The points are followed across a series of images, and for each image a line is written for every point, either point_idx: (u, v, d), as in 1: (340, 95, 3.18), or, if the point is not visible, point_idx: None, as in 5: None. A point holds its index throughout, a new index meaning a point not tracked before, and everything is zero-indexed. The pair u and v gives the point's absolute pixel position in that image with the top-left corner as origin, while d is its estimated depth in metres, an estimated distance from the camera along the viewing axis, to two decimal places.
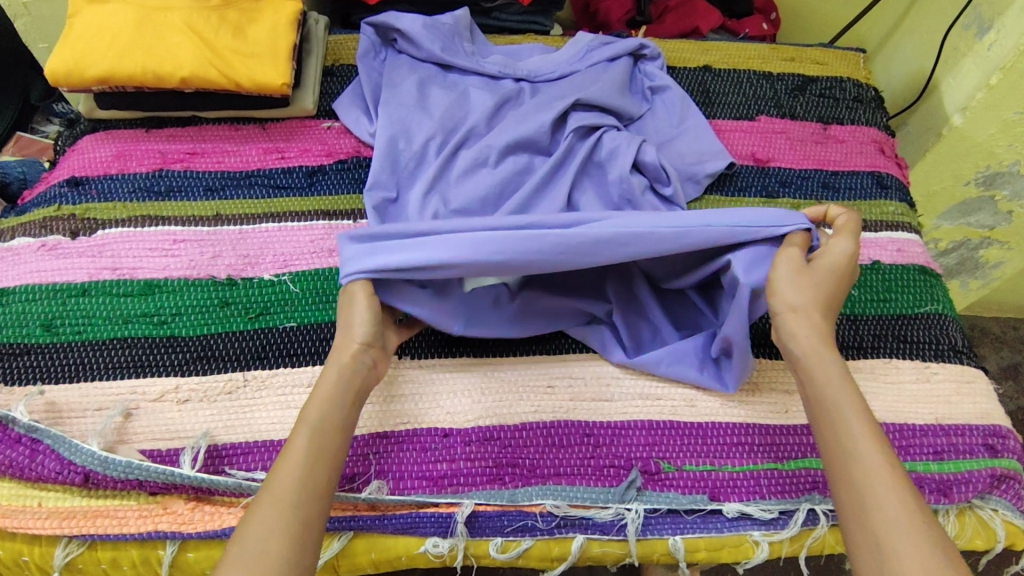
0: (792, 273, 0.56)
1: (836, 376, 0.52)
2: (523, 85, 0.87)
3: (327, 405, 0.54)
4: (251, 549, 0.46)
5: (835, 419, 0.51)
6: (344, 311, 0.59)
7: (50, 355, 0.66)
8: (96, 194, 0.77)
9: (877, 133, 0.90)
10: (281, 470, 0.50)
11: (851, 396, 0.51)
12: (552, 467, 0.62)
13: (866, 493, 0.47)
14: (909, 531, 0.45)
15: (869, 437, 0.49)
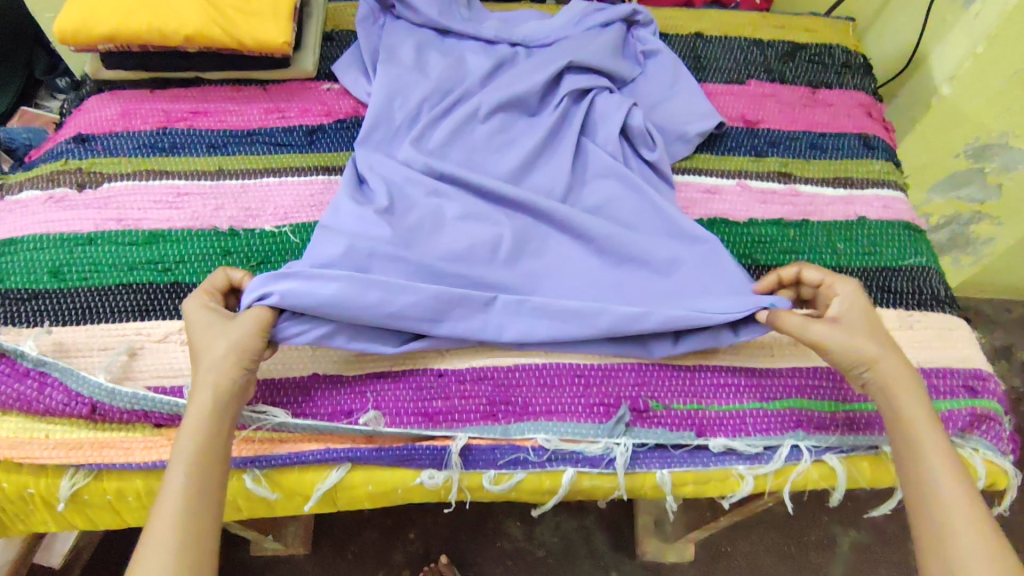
0: (829, 328, 0.60)
1: (925, 417, 0.57)
2: (519, 49, 0.89)
3: (205, 432, 0.54)
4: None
5: (923, 462, 0.55)
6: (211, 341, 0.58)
7: (56, 300, 0.68)
8: (101, 150, 0.79)
9: (865, 97, 0.92)
10: (163, 508, 0.51)
11: (934, 434, 0.56)
12: (543, 405, 0.64)
13: (948, 528, 0.52)
14: (985, 558, 0.50)
15: (956, 481, 0.53)
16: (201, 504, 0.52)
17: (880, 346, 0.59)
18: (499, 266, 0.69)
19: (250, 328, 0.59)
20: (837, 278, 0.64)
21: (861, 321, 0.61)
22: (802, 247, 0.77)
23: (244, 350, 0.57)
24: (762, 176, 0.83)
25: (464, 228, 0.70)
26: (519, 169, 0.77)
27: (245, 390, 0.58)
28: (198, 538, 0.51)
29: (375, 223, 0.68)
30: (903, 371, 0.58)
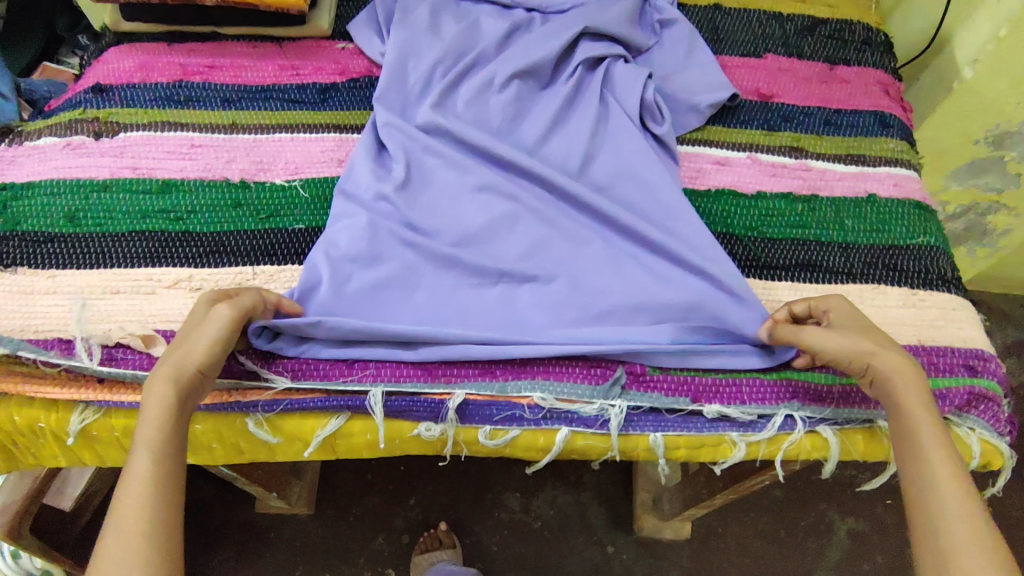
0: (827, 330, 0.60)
1: (921, 405, 0.56)
2: (534, 15, 0.89)
3: (156, 428, 0.53)
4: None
5: (915, 448, 0.54)
6: (193, 334, 0.57)
7: (72, 245, 0.70)
8: (118, 100, 0.80)
9: (883, 75, 0.91)
10: (121, 506, 0.50)
11: (928, 423, 0.55)
12: (541, 364, 0.65)
13: (938, 511, 0.51)
14: (979, 553, 0.48)
15: (948, 466, 0.52)
16: (160, 499, 0.50)
17: (878, 347, 0.58)
18: (505, 253, 0.71)
19: (210, 327, 0.57)
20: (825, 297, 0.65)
21: (853, 325, 0.61)
22: (809, 222, 0.77)
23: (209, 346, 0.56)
24: (774, 150, 0.83)
25: (478, 199, 0.73)
26: (534, 140, 0.78)
27: (200, 386, 0.56)
28: (158, 533, 0.49)
29: (392, 202, 0.72)
30: (905, 366, 0.57)
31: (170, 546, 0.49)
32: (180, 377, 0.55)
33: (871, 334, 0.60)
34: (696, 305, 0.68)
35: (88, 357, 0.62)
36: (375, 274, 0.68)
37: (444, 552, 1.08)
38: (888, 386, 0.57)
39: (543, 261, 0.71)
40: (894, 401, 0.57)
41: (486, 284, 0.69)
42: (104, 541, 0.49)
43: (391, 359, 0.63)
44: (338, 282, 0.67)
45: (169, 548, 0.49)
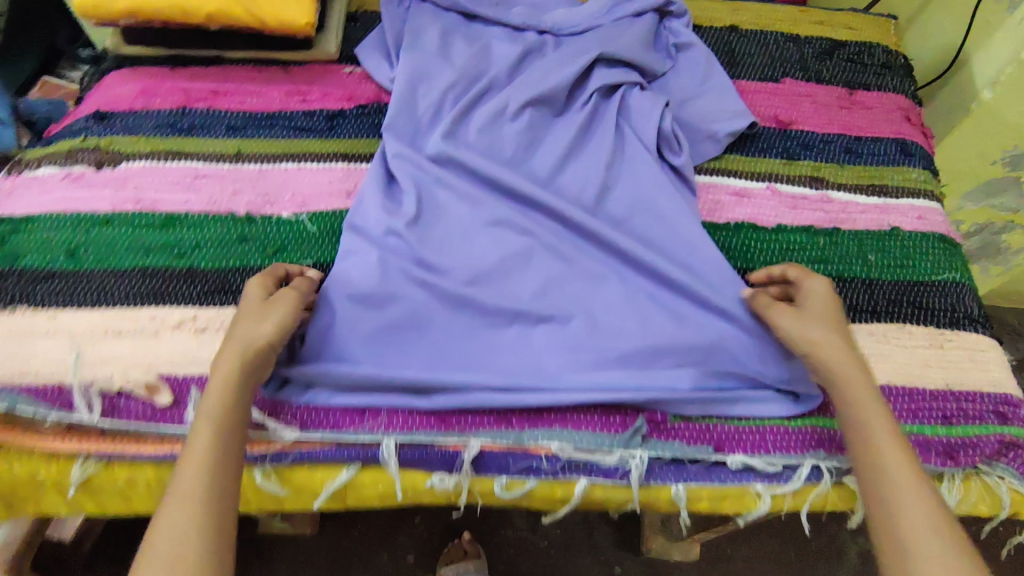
0: (793, 319, 0.63)
1: (869, 395, 0.58)
2: (546, 38, 0.86)
3: (226, 395, 0.55)
4: (165, 549, 0.48)
5: (865, 436, 0.56)
6: (257, 313, 0.60)
7: (73, 282, 0.68)
8: (120, 129, 0.77)
9: (904, 100, 0.88)
10: (186, 465, 0.52)
11: (877, 412, 0.57)
12: (559, 411, 0.63)
13: (892, 498, 0.52)
14: (933, 537, 0.50)
15: (899, 453, 0.54)
16: (218, 473, 0.52)
17: (828, 336, 0.61)
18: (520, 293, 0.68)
19: (280, 308, 0.61)
20: (807, 275, 0.67)
21: (819, 308, 0.64)
22: (831, 257, 0.75)
23: (276, 326, 0.59)
24: (793, 180, 0.80)
25: (492, 234, 0.71)
26: (548, 172, 0.76)
27: (265, 363, 0.59)
28: (218, 498, 0.51)
29: (403, 238, 0.70)
30: (848, 357, 0.60)
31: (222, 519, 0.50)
32: (249, 351, 0.58)
33: (832, 321, 0.62)
34: (716, 349, 0.66)
35: (89, 410, 0.60)
36: (384, 315, 0.66)
37: (470, 563, 1.06)
38: (834, 377, 0.59)
39: (559, 299, 0.68)
40: (845, 394, 0.58)
41: (500, 326, 0.67)
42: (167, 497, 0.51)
43: (402, 406, 0.62)
44: (347, 325, 0.65)
45: (226, 514, 0.51)
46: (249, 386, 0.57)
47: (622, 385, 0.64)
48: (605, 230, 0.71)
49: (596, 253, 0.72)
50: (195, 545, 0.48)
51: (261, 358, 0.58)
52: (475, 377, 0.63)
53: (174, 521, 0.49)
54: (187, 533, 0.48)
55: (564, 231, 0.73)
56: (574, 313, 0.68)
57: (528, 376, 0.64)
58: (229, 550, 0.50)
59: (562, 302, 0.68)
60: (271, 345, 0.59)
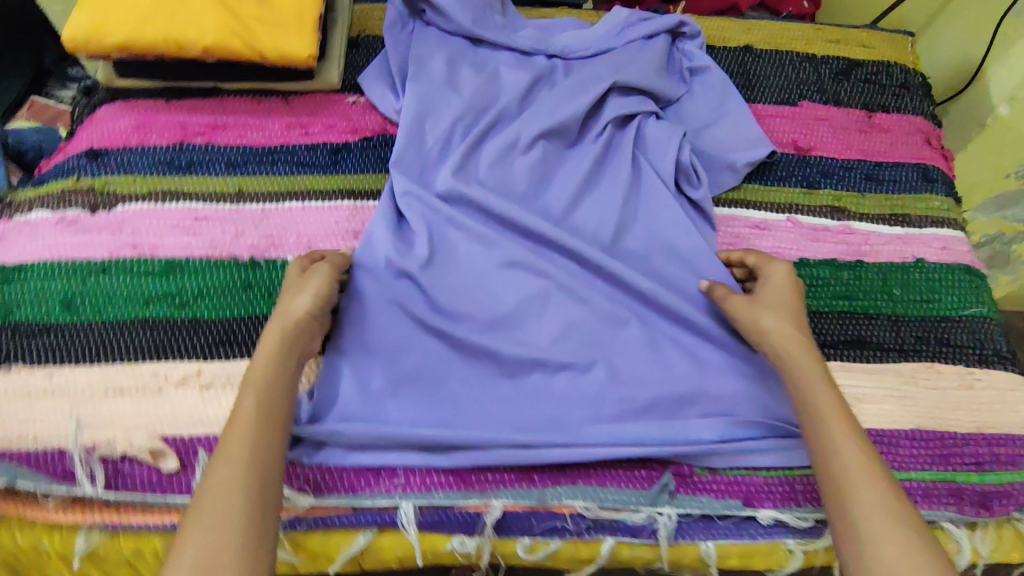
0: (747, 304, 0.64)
1: (821, 380, 0.58)
2: (556, 63, 0.83)
3: (271, 364, 0.57)
4: (210, 505, 0.48)
5: (818, 421, 0.56)
6: (297, 288, 0.62)
7: (70, 335, 0.65)
8: (115, 167, 0.74)
9: (924, 122, 0.86)
10: (234, 427, 0.52)
11: (830, 397, 0.57)
12: (583, 466, 0.62)
13: (845, 482, 0.52)
14: (886, 519, 0.50)
15: (851, 436, 0.54)
16: (263, 434, 0.52)
17: (780, 323, 0.61)
18: (537, 340, 0.66)
19: (316, 280, 0.63)
20: (768, 261, 0.68)
21: (774, 298, 0.64)
22: (856, 292, 0.73)
23: (314, 298, 0.61)
24: (814, 211, 0.78)
25: (507, 276, 0.68)
26: (563, 208, 0.73)
27: (307, 334, 0.61)
28: (264, 462, 0.51)
29: (414, 283, 0.67)
30: (798, 342, 0.60)
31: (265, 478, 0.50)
32: (290, 322, 0.60)
33: (787, 308, 0.63)
34: (742, 398, 0.64)
35: (92, 481, 0.57)
36: (399, 367, 0.63)
37: None
38: (785, 362, 0.60)
39: (578, 345, 0.66)
40: (798, 381, 0.58)
41: (519, 377, 0.65)
42: (216, 458, 0.51)
43: (420, 464, 0.60)
44: (362, 378, 0.63)
45: (271, 480, 0.51)
46: (292, 357, 0.58)
47: (645, 439, 0.62)
48: (624, 270, 0.69)
49: (615, 294, 0.69)
50: (241, 503, 0.48)
51: (301, 328, 0.60)
52: (494, 434, 0.60)
53: (221, 478, 0.49)
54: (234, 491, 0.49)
55: (582, 271, 0.70)
56: (593, 361, 0.65)
57: (549, 431, 0.62)
58: (270, 508, 0.50)
59: (581, 349, 0.66)
60: (310, 318, 0.61)
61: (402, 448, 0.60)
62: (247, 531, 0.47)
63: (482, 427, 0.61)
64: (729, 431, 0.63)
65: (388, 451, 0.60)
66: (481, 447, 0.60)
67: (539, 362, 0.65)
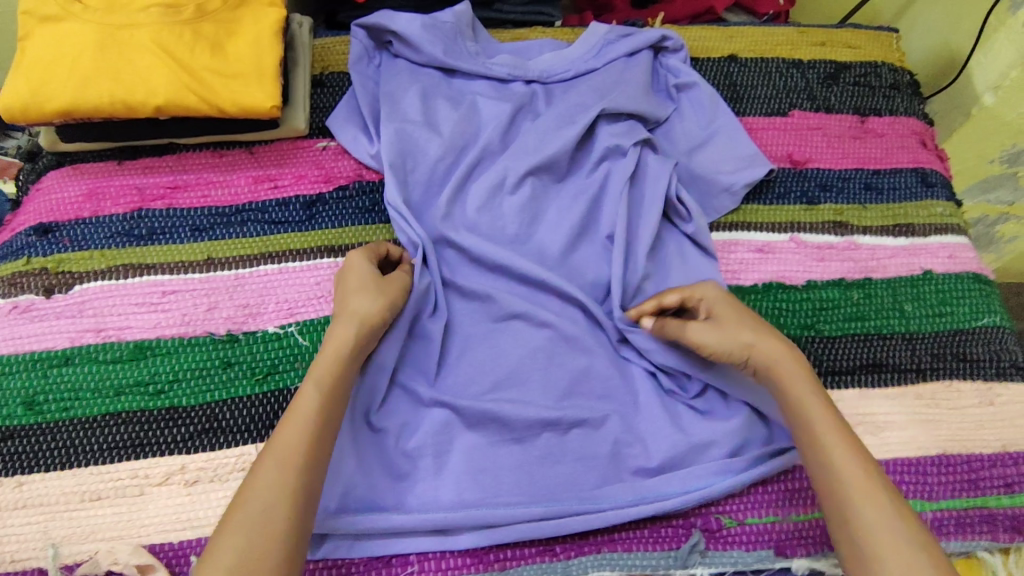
0: (706, 328, 0.60)
1: (806, 391, 0.56)
2: (536, 89, 0.79)
3: (336, 361, 0.55)
4: (259, 504, 0.47)
5: (809, 434, 0.54)
6: (367, 280, 0.61)
7: (37, 439, 0.59)
8: (68, 243, 0.68)
9: (917, 123, 0.83)
10: (289, 426, 0.51)
11: (817, 407, 0.54)
12: (606, 531, 0.58)
13: (842, 494, 0.50)
14: (888, 530, 0.48)
15: (845, 446, 0.52)
16: (319, 435, 0.51)
17: (750, 338, 0.59)
18: (542, 396, 0.62)
19: (392, 282, 0.62)
20: (692, 287, 0.64)
21: (733, 311, 0.61)
22: (867, 312, 0.71)
23: (388, 304, 0.60)
24: (816, 228, 0.75)
25: (506, 333, 0.65)
26: (559, 250, 0.69)
27: (375, 339, 0.59)
28: (312, 468, 0.50)
29: (409, 346, 0.64)
30: (777, 351, 0.58)
31: (314, 483, 0.49)
32: (362, 322, 0.58)
33: (748, 321, 0.60)
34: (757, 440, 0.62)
35: None
36: (402, 443, 0.60)
37: None
38: (775, 386, 0.57)
39: (588, 398, 0.63)
40: (784, 393, 0.56)
41: (527, 440, 0.61)
42: (266, 453, 0.50)
43: (435, 548, 0.56)
44: (366, 459, 0.58)
45: (317, 482, 0.50)
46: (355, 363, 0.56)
47: (670, 495, 0.58)
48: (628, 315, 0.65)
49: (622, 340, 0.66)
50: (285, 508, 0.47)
51: (372, 332, 0.58)
52: (501, 508, 0.56)
53: (270, 480, 0.48)
54: (280, 496, 0.47)
55: (586, 318, 0.66)
56: (604, 415, 0.61)
57: (563, 498, 0.58)
58: (311, 518, 0.49)
59: (590, 403, 0.62)
60: (381, 323, 0.59)
61: (410, 531, 0.56)
62: (291, 538, 0.46)
63: (491, 500, 0.57)
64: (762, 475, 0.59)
65: (395, 536, 0.56)
66: (494, 523, 0.56)
67: (547, 422, 0.61)
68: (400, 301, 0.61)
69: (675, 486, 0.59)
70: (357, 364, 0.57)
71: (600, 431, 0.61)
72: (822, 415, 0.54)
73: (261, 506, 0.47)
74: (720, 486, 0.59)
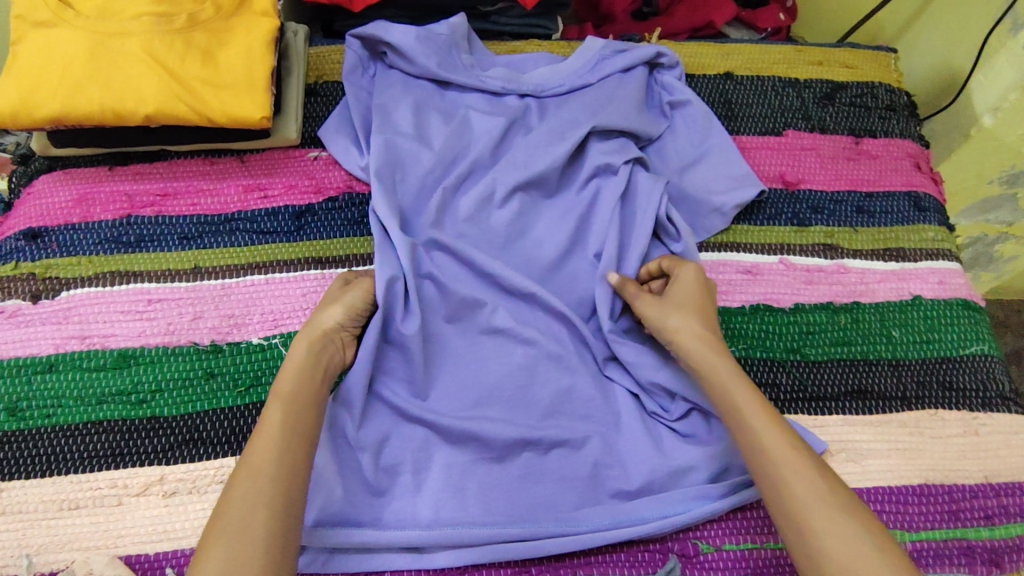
0: (657, 306, 0.62)
1: (733, 379, 0.56)
2: (529, 102, 0.78)
3: (300, 376, 0.55)
4: (234, 519, 0.46)
5: (740, 422, 0.54)
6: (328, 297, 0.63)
7: (18, 445, 0.59)
8: (57, 248, 0.68)
9: (912, 146, 0.83)
10: (259, 440, 0.51)
11: (744, 395, 0.55)
12: (582, 554, 0.58)
13: (778, 477, 0.50)
14: (823, 509, 0.48)
15: (773, 430, 0.52)
16: (290, 446, 0.51)
17: (688, 323, 0.60)
18: (523, 415, 0.62)
19: (352, 290, 0.63)
20: (679, 262, 0.66)
21: (684, 295, 0.63)
22: (854, 337, 0.70)
23: (346, 312, 0.61)
24: (806, 250, 0.75)
25: (493, 346, 0.65)
26: (546, 266, 0.69)
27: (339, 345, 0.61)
28: (290, 475, 0.49)
29: (394, 358, 0.64)
30: (707, 342, 0.59)
31: (290, 492, 0.49)
32: (320, 332, 0.59)
33: (696, 306, 0.62)
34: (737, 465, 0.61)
35: None
36: (382, 459, 0.60)
37: None
38: (707, 378, 0.57)
39: (570, 417, 0.62)
40: (714, 382, 0.57)
41: (507, 459, 0.61)
42: (238, 470, 0.49)
43: (410, 567, 0.56)
44: (346, 476, 0.58)
45: (295, 490, 0.49)
46: (319, 372, 0.57)
47: (648, 518, 0.58)
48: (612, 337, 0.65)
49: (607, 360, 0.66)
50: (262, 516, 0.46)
51: (329, 340, 0.60)
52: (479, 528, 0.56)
53: (244, 492, 0.47)
54: (259, 504, 0.47)
55: (573, 336, 0.66)
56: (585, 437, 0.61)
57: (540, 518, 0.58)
58: (294, 524, 0.48)
59: (572, 423, 0.62)
60: (340, 330, 0.61)
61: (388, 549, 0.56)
62: (272, 546, 0.46)
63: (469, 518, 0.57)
64: (741, 501, 0.59)
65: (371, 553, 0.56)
66: (472, 543, 0.56)
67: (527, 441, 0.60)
68: (361, 308, 0.63)
69: (654, 509, 0.58)
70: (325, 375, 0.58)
71: (580, 451, 0.61)
72: (749, 401, 0.54)
73: (239, 517, 0.46)
74: (699, 511, 0.58)
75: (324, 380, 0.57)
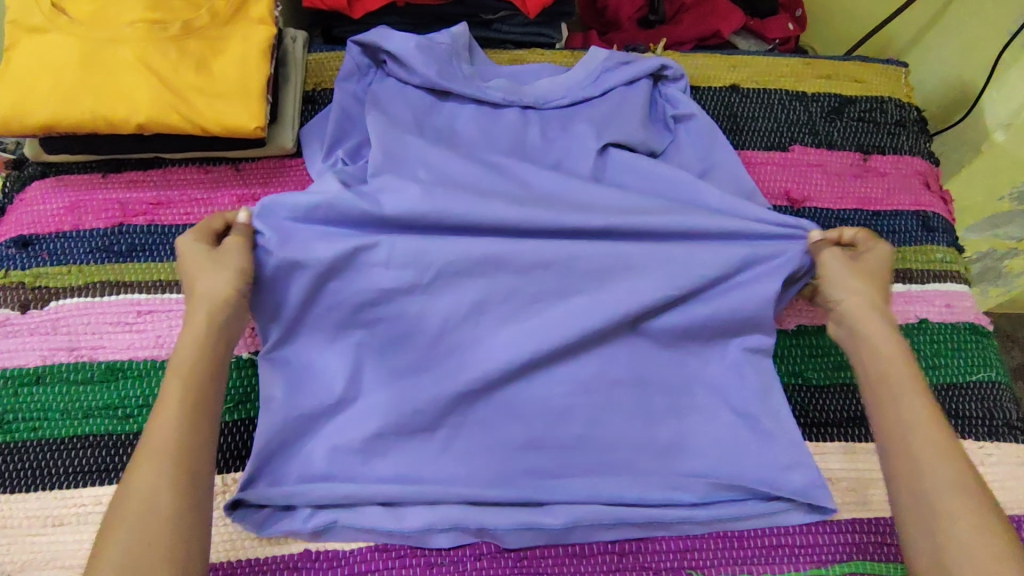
0: (842, 269, 0.59)
1: (898, 353, 0.55)
2: (530, 115, 0.77)
3: (194, 349, 0.53)
4: (135, 507, 0.45)
5: (892, 392, 0.53)
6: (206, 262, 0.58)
7: (3, 458, 0.59)
8: (47, 256, 0.67)
9: (922, 164, 0.81)
10: (157, 421, 0.49)
11: (905, 371, 0.54)
12: None
13: (919, 453, 0.50)
14: (958, 495, 0.47)
15: (926, 409, 0.51)
16: (189, 426, 0.49)
17: (870, 291, 0.58)
18: None
19: (235, 251, 0.58)
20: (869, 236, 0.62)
21: (872, 267, 0.60)
22: None
23: (238, 276, 0.57)
24: None
25: None
26: None
27: (235, 309, 0.56)
28: (192, 453, 0.48)
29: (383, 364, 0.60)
30: (882, 313, 0.57)
31: (194, 473, 0.48)
32: (214, 300, 0.55)
33: (881, 280, 0.59)
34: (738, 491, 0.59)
35: None
36: None
37: None
38: (865, 346, 0.56)
39: None
40: (877, 350, 0.55)
41: None
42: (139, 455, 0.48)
43: (402, 544, 0.57)
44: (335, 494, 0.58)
45: (198, 469, 0.48)
46: (215, 345, 0.54)
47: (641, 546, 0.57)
48: None
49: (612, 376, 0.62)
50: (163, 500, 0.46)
51: (225, 308, 0.55)
52: None
53: (145, 479, 0.46)
54: (161, 488, 0.46)
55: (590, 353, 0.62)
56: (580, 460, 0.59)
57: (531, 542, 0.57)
58: (202, 502, 0.47)
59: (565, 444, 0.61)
60: (234, 294, 0.56)
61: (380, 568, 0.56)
62: (179, 529, 0.45)
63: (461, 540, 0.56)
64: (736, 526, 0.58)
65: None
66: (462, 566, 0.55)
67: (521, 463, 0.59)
68: (250, 267, 0.58)
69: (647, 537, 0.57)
70: (220, 342, 0.54)
71: None
72: (910, 376, 0.53)
73: (141, 505, 0.46)
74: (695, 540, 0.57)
75: (223, 348, 0.55)
